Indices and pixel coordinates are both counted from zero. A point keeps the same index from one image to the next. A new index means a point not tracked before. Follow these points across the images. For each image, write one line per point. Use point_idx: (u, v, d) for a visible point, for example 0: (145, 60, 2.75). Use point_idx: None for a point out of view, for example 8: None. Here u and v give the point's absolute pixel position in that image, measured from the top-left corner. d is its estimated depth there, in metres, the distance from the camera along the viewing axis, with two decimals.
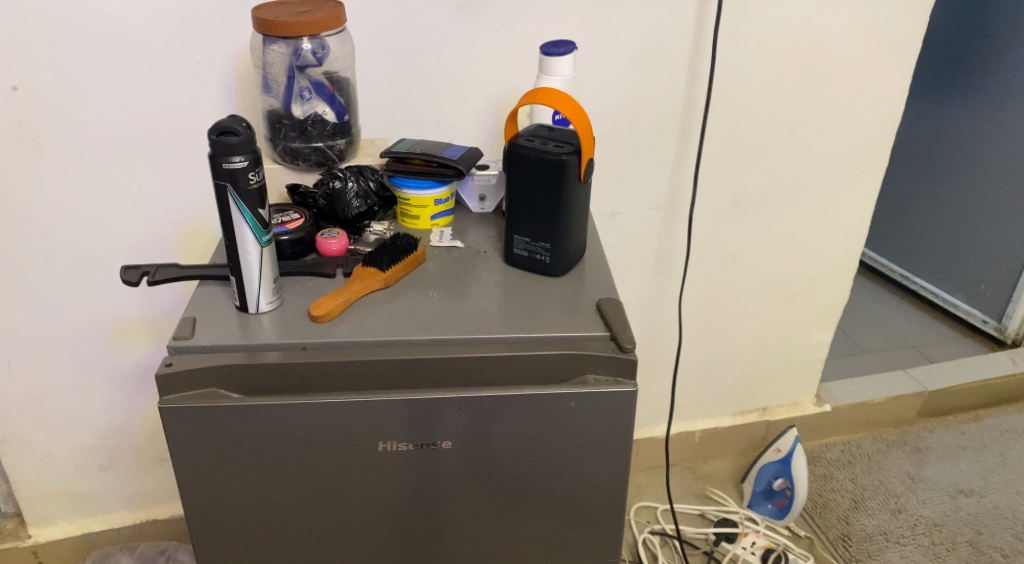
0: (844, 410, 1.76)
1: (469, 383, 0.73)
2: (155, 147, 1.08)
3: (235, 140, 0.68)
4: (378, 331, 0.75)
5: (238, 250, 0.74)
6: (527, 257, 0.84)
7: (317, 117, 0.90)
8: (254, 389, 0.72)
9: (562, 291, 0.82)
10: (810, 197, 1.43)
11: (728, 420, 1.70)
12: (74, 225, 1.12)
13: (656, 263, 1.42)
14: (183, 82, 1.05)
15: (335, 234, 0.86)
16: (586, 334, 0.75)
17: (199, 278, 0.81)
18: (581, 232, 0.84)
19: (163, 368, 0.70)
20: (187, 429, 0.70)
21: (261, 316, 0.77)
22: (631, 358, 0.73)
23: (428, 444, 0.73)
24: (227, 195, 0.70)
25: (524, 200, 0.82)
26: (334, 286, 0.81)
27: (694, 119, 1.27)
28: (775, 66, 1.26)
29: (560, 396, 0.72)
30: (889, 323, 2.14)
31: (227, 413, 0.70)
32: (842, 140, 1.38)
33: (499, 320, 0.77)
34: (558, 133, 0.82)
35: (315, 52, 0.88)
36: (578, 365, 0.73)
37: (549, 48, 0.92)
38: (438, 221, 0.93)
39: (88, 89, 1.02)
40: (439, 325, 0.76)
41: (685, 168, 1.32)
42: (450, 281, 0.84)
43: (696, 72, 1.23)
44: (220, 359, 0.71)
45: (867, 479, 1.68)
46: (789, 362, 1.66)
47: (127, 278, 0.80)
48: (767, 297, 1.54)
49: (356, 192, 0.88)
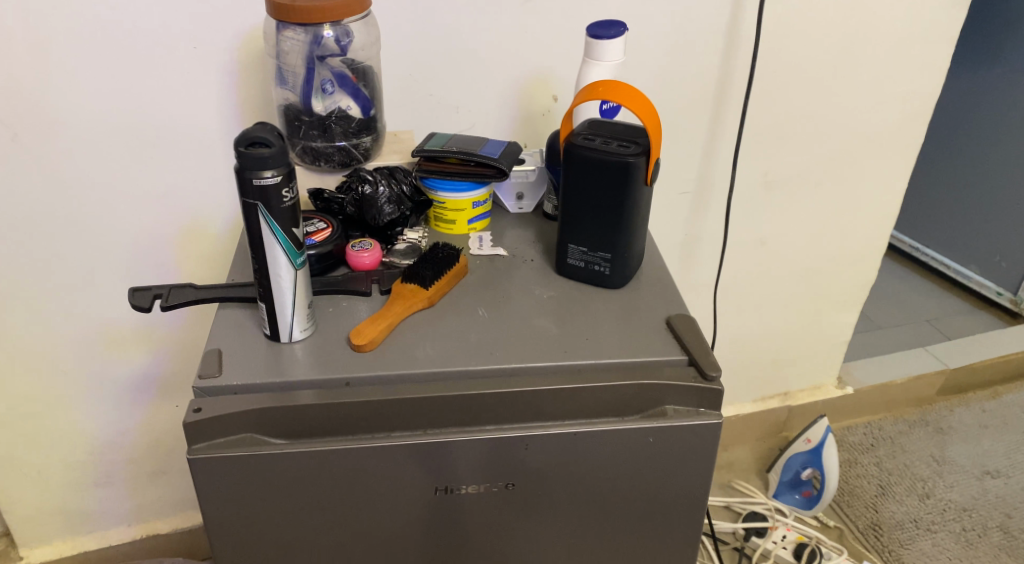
0: (866, 392, 1.72)
1: (532, 419, 0.66)
2: (148, 142, 0.98)
3: (267, 152, 0.59)
4: (428, 362, 0.66)
5: (269, 275, 0.65)
6: (583, 268, 0.76)
7: (341, 112, 0.80)
8: (296, 433, 0.64)
9: (623, 306, 0.74)
10: (843, 178, 1.36)
11: (750, 406, 1.65)
12: (60, 229, 1.02)
13: (683, 249, 1.34)
14: (179, 69, 0.94)
15: (368, 246, 0.77)
16: (662, 358, 0.68)
17: (219, 300, 0.72)
18: (643, 238, 0.76)
19: (191, 414, 0.61)
20: (221, 481, 0.62)
21: (295, 345, 0.68)
22: (717, 388, 0.65)
23: (466, 490, 0.65)
24: (257, 213, 0.62)
25: (581, 206, 0.73)
26: (372, 307, 0.73)
27: (730, 99, 1.18)
28: (815, 41, 1.17)
29: (638, 431, 0.65)
30: (902, 296, 2.10)
31: (269, 463, 0.62)
32: (880, 117, 1.30)
33: (562, 344, 0.69)
34: (618, 130, 0.74)
35: (338, 39, 0.78)
36: (657, 394, 0.66)
37: (598, 30, 0.83)
38: (476, 225, 0.84)
39: (71, 79, 0.92)
40: (497, 351, 0.68)
41: (718, 151, 1.23)
42: (498, 295, 0.75)
43: (733, 47, 1.13)
44: (255, 401, 0.63)
45: (892, 463, 1.64)
46: (813, 345, 1.60)
47: (137, 303, 0.70)
48: (793, 281, 1.48)
49: (389, 196, 0.79)
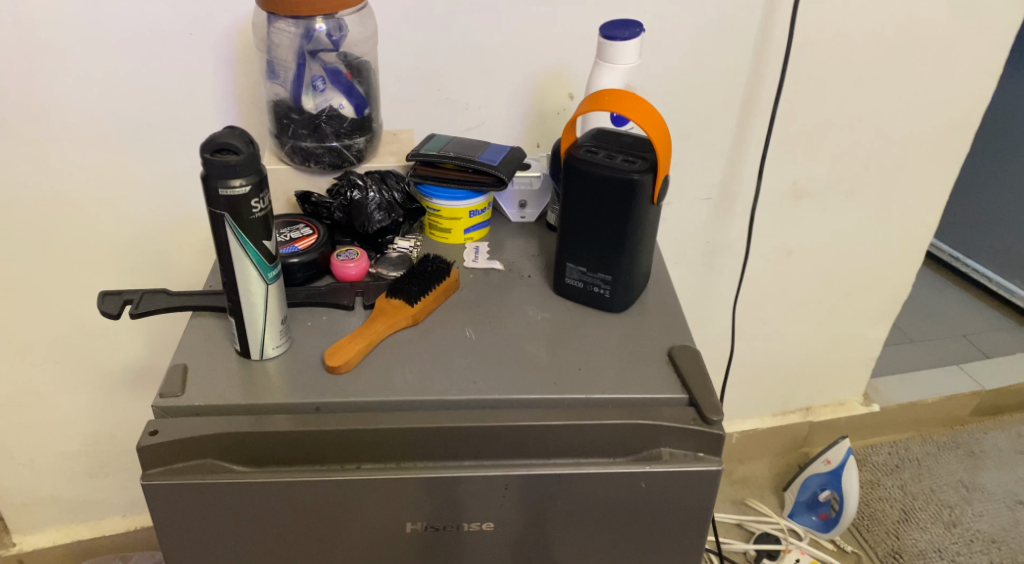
0: (894, 410, 1.64)
1: (517, 456, 0.61)
2: (142, 130, 0.94)
3: (235, 160, 0.55)
4: (405, 390, 0.62)
5: (238, 290, 0.60)
6: (581, 288, 0.71)
7: (333, 111, 0.75)
8: (261, 460, 0.60)
9: (623, 333, 0.69)
10: (880, 189, 1.27)
11: (769, 421, 1.59)
12: (53, 218, 0.99)
13: (704, 257, 1.27)
14: (174, 55, 0.90)
15: (354, 255, 0.73)
16: (660, 396, 0.62)
17: (192, 309, 0.68)
18: (648, 258, 0.70)
19: (146, 437, 0.57)
20: (178, 509, 0.58)
21: (266, 362, 0.64)
22: (718, 433, 0.60)
23: (460, 527, 0.62)
24: (224, 225, 0.57)
25: (581, 223, 0.68)
26: (353, 322, 0.68)
27: (760, 102, 1.10)
28: (855, 43, 1.08)
29: (628, 476, 0.60)
30: (939, 308, 2.00)
31: (229, 492, 0.58)
32: (924, 125, 1.20)
33: (552, 375, 0.64)
34: (626, 142, 0.68)
35: (330, 33, 0.73)
36: (652, 436, 0.61)
37: (612, 30, 0.76)
38: (473, 234, 0.79)
39: (62, 64, 0.88)
40: (481, 379, 0.63)
41: (745, 157, 1.16)
42: (488, 314, 0.70)
43: (765, 47, 1.05)
44: (217, 425, 0.59)
45: (917, 487, 1.57)
46: (839, 360, 1.52)
47: (106, 309, 0.66)
48: (821, 295, 1.40)
49: (379, 203, 0.74)
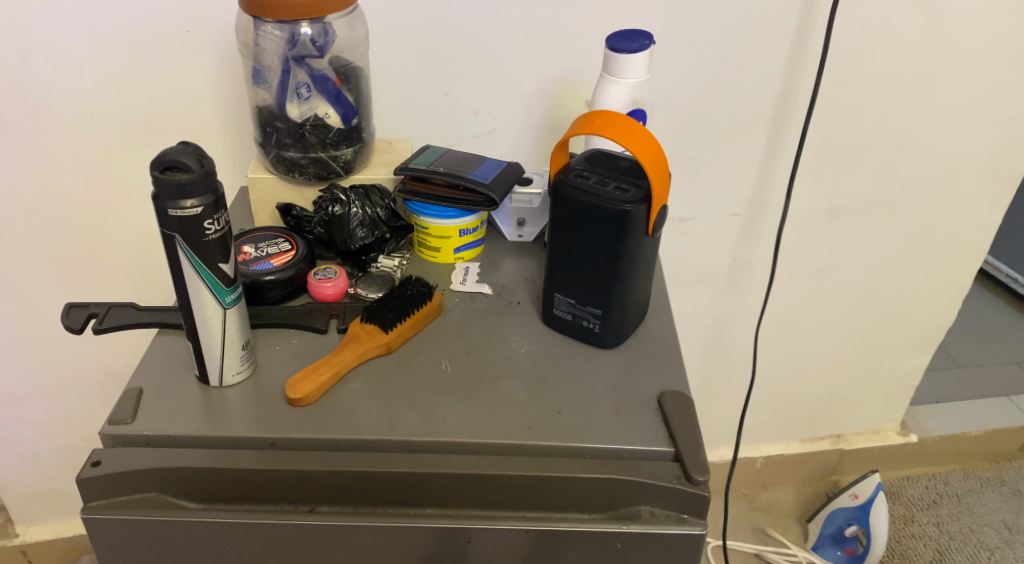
0: (933, 442, 1.54)
1: (485, 506, 0.57)
2: (139, 129, 0.91)
3: (186, 179, 0.51)
4: (368, 428, 0.58)
5: (193, 313, 0.57)
6: (570, 321, 0.66)
7: (318, 121, 0.71)
8: (210, 496, 0.56)
9: (612, 372, 0.63)
10: (926, 211, 1.17)
11: (797, 446, 1.51)
12: (52, 214, 0.97)
13: (729, 275, 1.20)
14: (172, 53, 0.87)
15: (332, 274, 0.69)
16: (644, 449, 0.57)
17: (158, 326, 0.64)
18: (644, 290, 0.65)
19: (88, 469, 0.54)
20: (122, 542, 0.56)
21: (226, 389, 0.60)
22: (703, 495, 0.55)
23: None
24: (176, 247, 0.53)
25: (572, 252, 0.63)
26: (323, 348, 0.64)
27: (794, 114, 1.02)
28: (902, 54, 0.99)
29: (602, 536, 0.56)
30: (991, 332, 1.87)
31: (173, 529, 0.55)
32: (979, 144, 1.10)
33: (528, 417, 0.59)
34: (621, 165, 0.63)
35: (315, 38, 0.69)
36: (632, 493, 0.56)
37: (619, 42, 0.71)
38: (464, 254, 0.75)
39: (58, 59, 0.85)
40: (450, 419, 0.59)
41: (776, 171, 1.08)
42: (469, 344, 0.65)
43: (800, 56, 0.97)
44: (164, 457, 0.55)
45: (954, 526, 1.48)
46: (876, 387, 1.43)
47: (69, 324, 0.64)
48: (858, 320, 1.31)
49: (363, 219, 0.71)
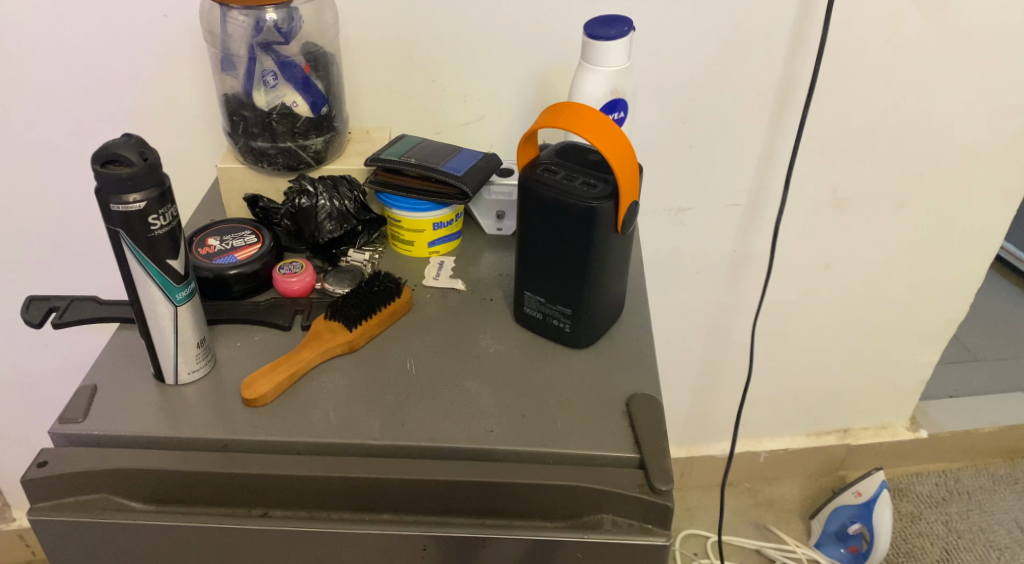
0: (944, 438, 1.49)
1: (443, 513, 0.55)
2: (116, 119, 0.89)
3: (127, 173, 0.49)
4: (324, 430, 0.56)
5: (144, 310, 0.55)
6: (540, 319, 0.63)
7: (286, 109, 0.69)
8: (162, 498, 0.55)
9: (582, 373, 0.61)
10: (936, 201, 1.12)
11: (801, 440, 1.47)
12: (34, 204, 0.95)
13: (730, 267, 1.17)
14: (147, 39, 0.83)
15: (299, 268, 0.67)
16: (608, 455, 0.55)
17: (118, 321, 0.63)
18: (616, 288, 0.62)
19: (35, 470, 0.53)
20: (70, 545, 0.55)
21: (183, 388, 0.59)
22: (667, 504, 0.53)
23: None
24: (122, 242, 0.52)
25: (540, 249, 0.60)
26: (285, 345, 0.62)
27: (795, 101, 0.98)
28: (910, 37, 0.94)
29: (562, 545, 0.54)
30: (1010, 324, 1.81)
31: (122, 532, 0.54)
32: (993, 131, 1.05)
33: (489, 420, 0.57)
34: (591, 159, 0.60)
35: (278, 24, 0.68)
36: (593, 501, 0.54)
37: (597, 28, 0.68)
38: (439, 247, 0.73)
39: (30, 47, 0.83)
40: (410, 422, 0.57)
41: (777, 160, 1.04)
42: (435, 343, 0.63)
43: (801, 40, 0.93)
44: (113, 459, 0.54)
45: (963, 524, 1.44)
46: (884, 382, 1.39)
47: (29, 318, 0.62)
48: (865, 314, 1.27)
49: (331, 211, 0.69)
